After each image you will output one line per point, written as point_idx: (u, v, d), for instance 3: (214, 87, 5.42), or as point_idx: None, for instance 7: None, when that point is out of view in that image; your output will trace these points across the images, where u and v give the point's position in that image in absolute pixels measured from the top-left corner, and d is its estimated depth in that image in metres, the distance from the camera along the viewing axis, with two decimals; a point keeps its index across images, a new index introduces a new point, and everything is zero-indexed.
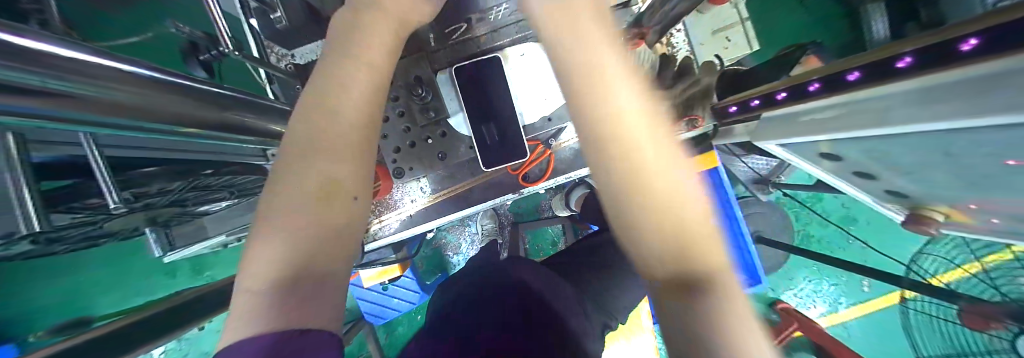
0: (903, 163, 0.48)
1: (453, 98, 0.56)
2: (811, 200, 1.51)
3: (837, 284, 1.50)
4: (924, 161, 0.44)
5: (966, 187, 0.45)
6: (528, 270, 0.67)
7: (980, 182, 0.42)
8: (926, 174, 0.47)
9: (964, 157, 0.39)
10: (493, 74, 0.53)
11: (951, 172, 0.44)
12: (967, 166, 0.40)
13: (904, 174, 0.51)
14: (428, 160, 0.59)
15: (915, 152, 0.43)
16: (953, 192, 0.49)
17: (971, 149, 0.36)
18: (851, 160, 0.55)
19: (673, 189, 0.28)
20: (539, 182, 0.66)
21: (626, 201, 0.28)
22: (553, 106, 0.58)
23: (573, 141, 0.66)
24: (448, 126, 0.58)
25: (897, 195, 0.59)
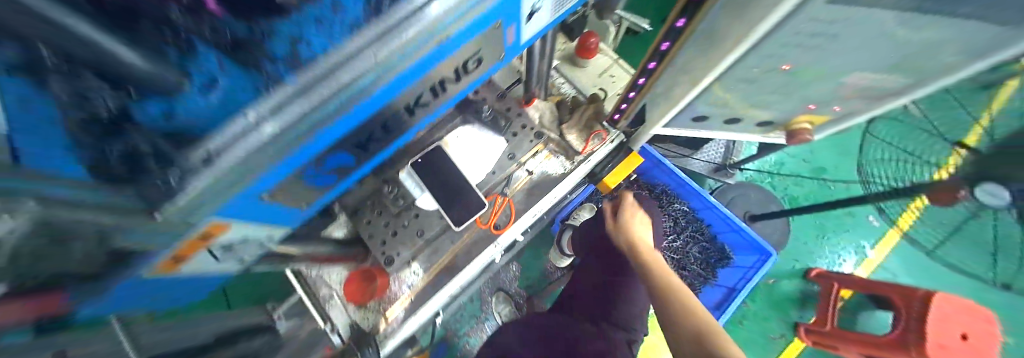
0: (741, 99, 0.65)
1: (416, 186, 0.68)
2: (774, 167, 1.73)
3: (849, 231, 1.61)
4: (746, 91, 0.62)
5: (785, 94, 0.62)
6: (545, 327, 0.70)
7: (788, 87, 0.59)
8: (760, 98, 0.64)
9: (757, 78, 0.56)
10: (435, 156, 0.68)
11: (766, 90, 0.61)
12: (768, 81, 0.57)
13: (751, 108, 0.69)
14: (409, 240, 0.69)
15: (736, 87, 0.59)
16: (783, 104, 0.67)
17: (754, 71, 0.53)
18: (714, 112, 0.72)
19: (668, 280, 0.61)
20: (508, 226, 0.77)
21: (654, 287, 0.61)
22: (493, 161, 0.75)
23: (522, 183, 0.80)
24: (419, 208, 0.70)
25: (766, 123, 0.76)
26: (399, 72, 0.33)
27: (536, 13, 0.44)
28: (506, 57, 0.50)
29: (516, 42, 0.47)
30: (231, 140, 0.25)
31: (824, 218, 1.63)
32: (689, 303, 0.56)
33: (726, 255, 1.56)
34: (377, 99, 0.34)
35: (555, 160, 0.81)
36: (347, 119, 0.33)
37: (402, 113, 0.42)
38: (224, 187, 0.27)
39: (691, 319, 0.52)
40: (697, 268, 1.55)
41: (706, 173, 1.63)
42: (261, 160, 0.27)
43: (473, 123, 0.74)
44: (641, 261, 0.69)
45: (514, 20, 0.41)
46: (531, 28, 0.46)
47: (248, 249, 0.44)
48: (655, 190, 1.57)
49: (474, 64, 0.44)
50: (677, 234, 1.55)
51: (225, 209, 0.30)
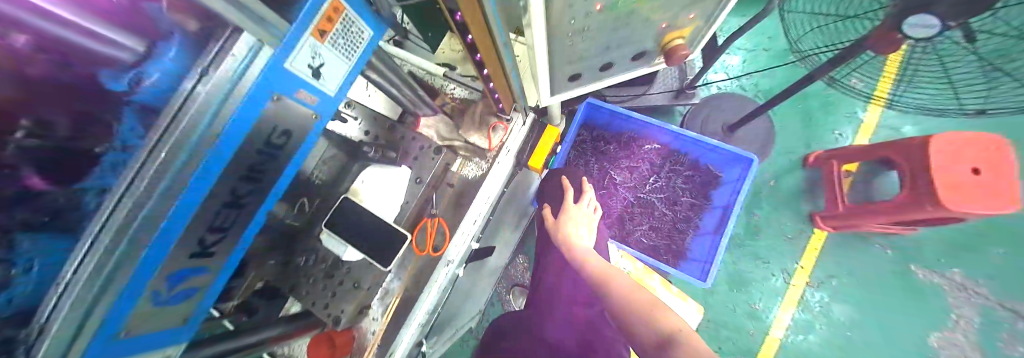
0: (602, 46, 0.64)
1: (339, 245, 0.71)
2: (738, 66, 1.53)
3: (831, 105, 1.51)
4: (596, 41, 0.61)
5: (634, 33, 0.63)
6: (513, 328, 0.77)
7: (625, 22, 0.57)
8: (616, 44, 0.65)
9: (588, 28, 0.55)
10: (344, 210, 0.70)
11: (610, 31, 0.58)
12: (596, 26, 0.54)
13: (617, 48, 0.67)
14: (350, 293, 0.73)
15: (584, 37, 0.57)
16: (638, 33, 0.64)
17: (581, 18, 0.50)
18: (583, 68, 0.72)
19: (601, 264, 0.74)
20: (446, 246, 0.78)
21: (595, 274, 0.73)
22: (403, 189, 0.76)
23: (442, 197, 0.80)
24: (349, 261, 0.73)
25: (637, 55, 0.76)
26: (187, 185, 0.33)
27: (326, 66, 0.45)
28: (325, 112, 0.52)
29: (324, 96, 0.49)
30: (53, 300, 0.29)
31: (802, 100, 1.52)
32: (620, 277, 0.71)
33: (710, 175, 1.41)
34: (180, 211, 0.35)
35: (471, 165, 0.82)
36: (161, 243, 0.34)
37: (227, 208, 0.44)
38: (77, 328, 0.30)
39: (629, 289, 0.67)
40: (690, 198, 1.40)
41: (666, 103, 1.43)
42: (89, 308, 0.30)
43: (373, 164, 0.74)
44: (580, 254, 0.79)
45: (296, 85, 0.41)
46: (331, 81, 0.48)
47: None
48: (623, 138, 1.41)
49: (286, 135, 0.46)
50: (658, 174, 1.40)
51: (91, 349, 0.33)
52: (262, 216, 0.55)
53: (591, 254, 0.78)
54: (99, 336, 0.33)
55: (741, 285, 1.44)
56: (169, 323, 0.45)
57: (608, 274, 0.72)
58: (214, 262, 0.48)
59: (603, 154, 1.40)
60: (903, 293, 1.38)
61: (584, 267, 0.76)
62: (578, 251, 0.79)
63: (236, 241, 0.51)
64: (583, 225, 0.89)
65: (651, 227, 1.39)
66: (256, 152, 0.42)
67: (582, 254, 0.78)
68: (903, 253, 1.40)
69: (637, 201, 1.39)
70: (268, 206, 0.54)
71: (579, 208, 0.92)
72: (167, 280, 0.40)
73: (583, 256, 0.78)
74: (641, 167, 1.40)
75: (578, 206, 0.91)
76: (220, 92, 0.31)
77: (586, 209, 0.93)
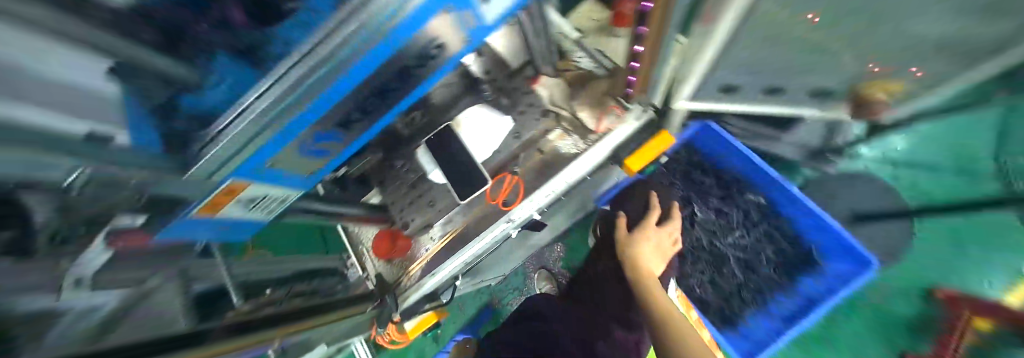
0: (783, 66, 0.54)
1: (430, 163, 0.77)
2: (922, 150, 1.15)
3: None
4: (783, 58, 0.51)
5: (835, 62, 0.51)
6: (542, 303, 0.80)
7: (829, 54, 0.48)
8: (803, 67, 0.54)
9: (785, 40, 0.46)
10: (446, 136, 0.75)
11: (802, 57, 0.50)
12: (795, 47, 0.46)
13: (799, 74, 0.57)
14: (421, 208, 0.80)
15: (782, 50, 0.48)
16: (840, 69, 0.53)
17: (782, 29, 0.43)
18: (744, 81, 0.61)
19: (649, 285, 0.74)
20: (516, 204, 0.78)
21: (641, 290, 0.73)
22: (499, 138, 0.78)
23: (529, 159, 0.80)
24: (430, 181, 0.78)
25: (813, 89, 0.64)
26: (351, 65, 0.35)
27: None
28: (474, 38, 0.51)
29: (481, 24, 0.46)
30: (234, 118, 0.36)
31: (998, 225, 1.10)
32: (668, 306, 0.69)
33: (814, 260, 1.14)
34: (339, 88, 0.38)
35: (567, 140, 0.79)
36: (318, 105, 0.38)
37: (373, 97, 0.49)
38: (245, 140, 0.38)
39: (671, 316, 0.67)
40: (772, 272, 1.19)
41: (798, 161, 1.18)
42: (256, 131, 0.37)
43: (484, 105, 0.78)
44: (638, 272, 0.78)
45: (468, 3, 0.39)
46: (494, 10, 0.45)
47: (268, 204, 0.60)
48: (725, 177, 1.23)
49: (438, 49, 0.47)
50: (748, 232, 1.20)
51: (238, 170, 0.42)
52: (388, 115, 0.60)
53: (646, 273, 0.78)
54: (255, 157, 0.42)
55: None
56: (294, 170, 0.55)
57: (658, 296, 0.71)
58: (347, 136, 0.56)
59: (694, 184, 1.25)
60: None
61: (635, 281, 0.76)
62: (638, 269, 0.78)
63: (367, 127, 0.58)
64: (657, 251, 0.84)
65: (710, 281, 1.24)
66: (410, 56, 0.45)
67: (637, 271, 0.78)
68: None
69: (710, 248, 1.23)
70: (401, 107, 0.59)
71: (659, 235, 0.86)
72: (314, 136, 0.47)
73: (637, 272, 0.78)
74: (731, 216, 1.21)
75: (662, 232, 0.85)
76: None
77: (665, 239, 0.86)
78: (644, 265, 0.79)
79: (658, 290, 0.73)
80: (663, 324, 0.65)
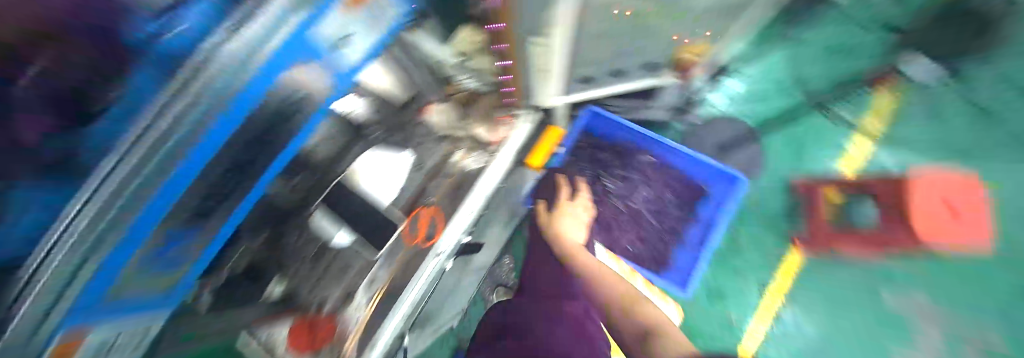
0: (616, 52, 0.67)
1: (330, 226, 0.69)
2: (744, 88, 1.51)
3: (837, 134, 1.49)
4: (609, 46, 0.64)
5: (645, 42, 0.66)
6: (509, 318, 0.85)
7: (642, 30, 0.61)
8: (628, 51, 0.68)
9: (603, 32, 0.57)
10: (339, 193, 0.68)
11: (625, 37, 0.62)
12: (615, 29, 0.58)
13: (632, 54, 0.70)
14: (337, 275, 0.72)
15: (605, 39, 0.60)
16: (652, 43, 0.68)
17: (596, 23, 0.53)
18: (594, 71, 0.74)
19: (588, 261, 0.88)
20: (438, 236, 0.80)
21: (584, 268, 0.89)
22: (401, 176, 0.74)
23: (440, 186, 0.80)
24: (337, 244, 0.70)
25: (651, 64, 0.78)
26: (192, 147, 0.28)
27: (351, 37, 0.41)
28: (341, 87, 0.48)
29: (342, 70, 0.44)
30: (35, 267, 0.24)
31: (805, 125, 1.50)
32: (605, 272, 0.87)
33: (700, 190, 1.42)
34: (183, 177, 0.30)
35: (472, 157, 0.82)
36: (162, 201, 0.30)
37: (229, 174, 0.42)
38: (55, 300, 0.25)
39: (610, 277, 0.85)
40: (677, 210, 1.42)
41: (666, 119, 1.47)
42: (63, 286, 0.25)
43: (375, 146, 0.71)
44: (576, 252, 0.91)
45: (318, 52, 0.36)
46: (349, 54, 0.43)
47: (130, 336, 0.43)
48: (618, 148, 1.42)
49: (298, 107, 0.44)
50: (649, 185, 1.43)
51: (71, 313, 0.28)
52: (260, 188, 0.51)
53: (581, 249, 0.92)
54: (81, 301, 0.29)
55: (719, 299, 1.47)
56: (146, 290, 0.41)
57: (598, 267, 0.87)
58: (203, 229, 0.46)
59: (599, 162, 1.42)
60: (884, 324, 1.37)
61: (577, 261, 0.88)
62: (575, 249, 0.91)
63: (234, 209, 0.49)
64: (576, 219, 0.99)
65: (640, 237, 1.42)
66: (263, 119, 0.41)
67: (574, 251, 0.91)
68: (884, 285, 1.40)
69: (626, 210, 1.42)
70: (268, 179, 0.51)
71: (574, 206, 1.01)
72: (161, 241, 0.38)
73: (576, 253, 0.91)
74: (633, 177, 1.42)
75: (575, 205, 1.00)
76: (244, 51, 0.26)
77: (579, 210, 1.02)
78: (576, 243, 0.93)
79: (596, 262, 0.90)
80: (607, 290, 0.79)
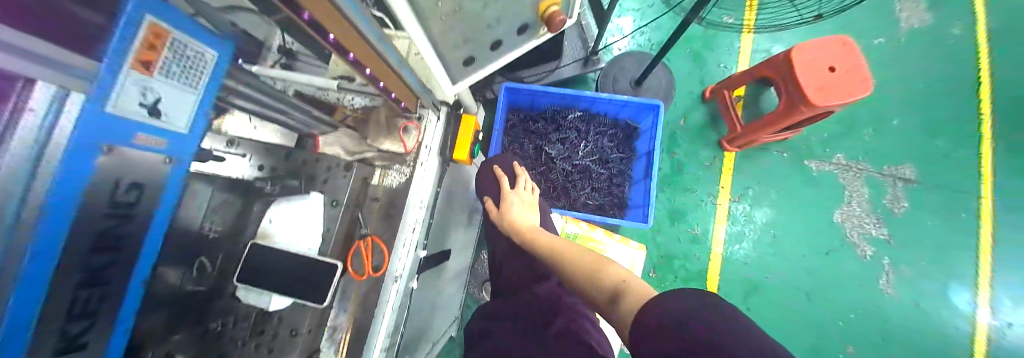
0: (482, 24, 0.69)
1: (261, 295, 0.64)
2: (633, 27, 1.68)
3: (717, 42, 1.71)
4: (468, 20, 0.65)
5: (505, 8, 0.68)
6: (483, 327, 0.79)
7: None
8: (494, 21, 0.70)
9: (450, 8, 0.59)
10: (256, 256, 0.64)
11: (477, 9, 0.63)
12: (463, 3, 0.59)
13: (497, 22, 0.72)
14: (288, 343, 0.65)
15: (457, 14, 0.62)
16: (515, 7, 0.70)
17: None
18: (473, 49, 0.76)
19: (540, 239, 0.81)
20: (385, 265, 0.72)
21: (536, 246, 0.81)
22: (321, 217, 0.71)
23: (372, 212, 0.76)
24: (277, 310, 0.66)
25: (525, 26, 0.80)
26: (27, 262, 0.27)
27: (164, 100, 0.35)
28: (179, 158, 0.41)
29: (171, 138, 0.38)
30: None
31: (690, 44, 1.71)
32: (559, 243, 0.77)
33: (631, 129, 1.54)
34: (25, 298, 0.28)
35: (392, 173, 0.78)
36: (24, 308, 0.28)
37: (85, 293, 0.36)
38: None
39: (565, 249, 0.74)
40: (618, 155, 1.53)
41: (578, 73, 1.53)
42: None
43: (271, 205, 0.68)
44: (527, 235, 0.84)
45: (130, 129, 0.31)
46: (179, 116, 0.37)
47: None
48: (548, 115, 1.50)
49: (137, 190, 0.37)
50: (586, 140, 1.51)
51: None
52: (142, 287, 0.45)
53: (531, 231, 0.85)
54: None
55: (681, 217, 1.63)
56: None
57: (549, 242, 0.79)
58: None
59: (535, 133, 1.48)
60: (810, 189, 1.59)
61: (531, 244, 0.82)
62: (525, 233, 0.85)
63: (114, 325, 0.42)
64: (523, 205, 0.95)
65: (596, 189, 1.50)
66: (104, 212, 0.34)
67: (526, 236, 0.84)
68: (800, 154, 1.63)
69: (575, 169, 1.48)
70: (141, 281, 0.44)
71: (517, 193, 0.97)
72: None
73: (528, 237, 0.84)
74: (570, 137, 1.49)
75: (516, 190, 0.96)
76: (32, 147, 0.24)
77: (524, 194, 0.99)
78: (528, 226, 0.87)
79: (549, 236, 0.80)
80: (563, 262, 0.71)
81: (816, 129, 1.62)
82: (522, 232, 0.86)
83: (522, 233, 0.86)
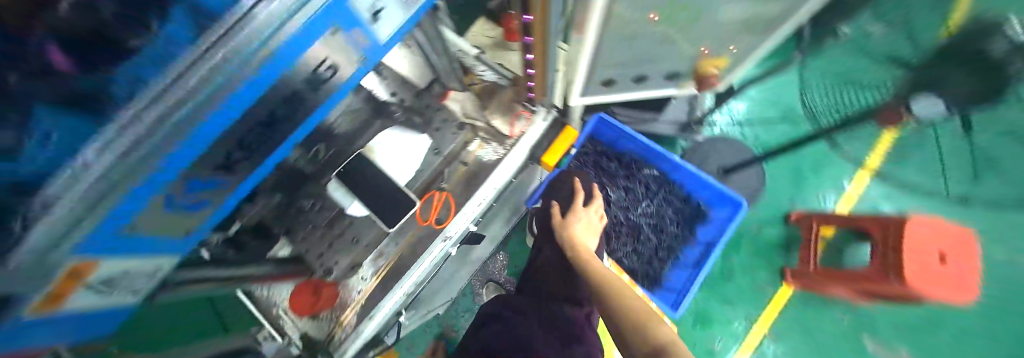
0: (641, 58, 0.67)
1: (345, 197, 0.71)
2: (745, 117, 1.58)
3: (830, 169, 1.52)
4: (636, 52, 0.64)
5: (672, 50, 0.66)
6: (500, 312, 0.79)
7: (670, 39, 0.60)
8: (654, 57, 0.67)
9: (633, 37, 0.57)
10: (361, 164, 0.71)
11: (652, 46, 0.63)
12: (642, 36, 0.58)
13: (656, 61, 0.70)
14: (348, 247, 0.72)
15: (629, 46, 0.61)
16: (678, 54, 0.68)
17: (627, 28, 0.53)
18: (618, 74, 0.74)
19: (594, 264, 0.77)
20: (449, 220, 0.78)
21: (585, 266, 0.78)
22: (420, 157, 0.77)
23: (457, 173, 0.81)
24: (352, 215, 0.72)
25: (673, 73, 0.78)
26: (222, 98, 0.26)
27: (384, 11, 0.41)
28: (372, 59, 0.48)
29: (374, 42, 0.44)
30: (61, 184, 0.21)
31: (796, 156, 1.54)
32: (613, 277, 0.74)
33: (700, 212, 1.44)
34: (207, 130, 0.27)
35: (487, 148, 0.83)
36: (191, 145, 0.27)
37: (259, 129, 0.42)
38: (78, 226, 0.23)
39: (615, 286, 0.71)
40: (675, 229, 1.45)
41: (672, 134, 1.52)
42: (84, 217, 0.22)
43: (388, 127, 0.76)
44: (580, 253, 0.82)
45: (358, 23, 0.38)
46: (384, 30, 0.44)
47: (133, 281, 0.40)
48: (625, 159, 1.47)
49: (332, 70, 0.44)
50: (650, 200, 1.46)
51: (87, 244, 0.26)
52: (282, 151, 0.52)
53: (585, 253, 0.82)
54: (107, 225, 0.26)
55: (707, 323, 1.49)
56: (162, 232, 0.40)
57: (603, 270, 0.75)
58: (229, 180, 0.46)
59: (603, 170, 1.47)
60: None
61: (580, 262, 0.80)
62: (580, 251, 0.82)
63: (258, 164, 0.50)
64: (587, 226, 0.92)
65: (632, 250, 1.45)
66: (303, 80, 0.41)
67: (578, 254, 0.82)
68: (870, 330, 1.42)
69: (626, 222, 1.46)
70: (286, 147, 0.52)
71: (587, 212, 0.94)
72: (183, 185, 0.36)
73: (579, 255, 0.82)
74: (636, 189, 1.46)
75: (588, 211, 0.93)
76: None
77: (593, 216, 0.94)
78: (583, 247, 0.85)
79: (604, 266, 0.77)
80: (610, 295, 0.68)
81: (901, 313, 1.41)
82: (583, 255, 0.81)
83: (583, 255, 0.81)
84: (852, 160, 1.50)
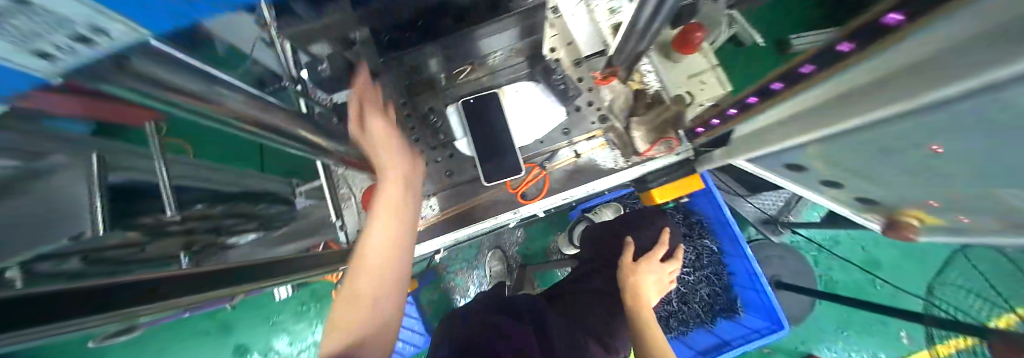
0: (855, 170, 0.53)
1: (458, 127, 0.66)
2: (829, 242, 1.46)
3: (875, 340, 1.40)
4: (857, 164, 0.50)
5: (913, 186, 0.50)
6: (538, 307, 0.77)
7: (919, 178, 0.46)
8: (880, 177, 0.52)
9: (885, 155, 0.43)
10: (490, 106, 0.64)
11: (888, 171, 0.48)
12: (888, 160, 0.45)
13: (874, 182, 0.55)
14: (438, 178, 0.68)
15: (856, 156, 0.47)
16: (906, 191, 0.53)
17: (888, 144, 0.40)
18: (813, 168, 0.60)
19: (652, 332, 0.74)
20: (536, 199, 0.73)
21: (643, 327, 0.75)
22: (545, 131, 0.68)
23: (566, 162, 0.74)
24: (456, 149, 0.67)
25: (867, 200, 0.63)
26: None
27: None
28: None
29: None
30: None
31: (856, 312, 1.40)
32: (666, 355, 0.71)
33: (734, 309, 1.34)
34: None
35: (606, 153, 0.73)
36: None
37: None
38: None
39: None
40: (699, 308, 1.37)
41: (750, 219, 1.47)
42: None
43: (524, 80, 0.66)
44: (642, 311, 0.79)
45: None
46: None
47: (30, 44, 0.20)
48: (692, 221, 1.37)
49: None
50: (693, 271, 1.37)
51: None
52: None
53: (647, 313, 0.78)
54: None
55: None
56: None
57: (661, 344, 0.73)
58: None
59: None
60: None
61: (639, 320, 0.77)
62: (642, 309, 0.79)
63: None
64: (656, 284, 0.87)
65: None
66: None
67: (639, 311, 0.79)
68: None
69: None
70: None
71: (660, 270, 0.89)
72: None
73: (641, 313, 0.79)
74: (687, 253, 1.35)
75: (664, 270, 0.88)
76: None
77: (664, 276, 0.91)
78: (647, 306, 0.81)
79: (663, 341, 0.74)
80: None
81: None
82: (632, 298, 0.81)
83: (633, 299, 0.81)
84: (904, 345, 1.37)
